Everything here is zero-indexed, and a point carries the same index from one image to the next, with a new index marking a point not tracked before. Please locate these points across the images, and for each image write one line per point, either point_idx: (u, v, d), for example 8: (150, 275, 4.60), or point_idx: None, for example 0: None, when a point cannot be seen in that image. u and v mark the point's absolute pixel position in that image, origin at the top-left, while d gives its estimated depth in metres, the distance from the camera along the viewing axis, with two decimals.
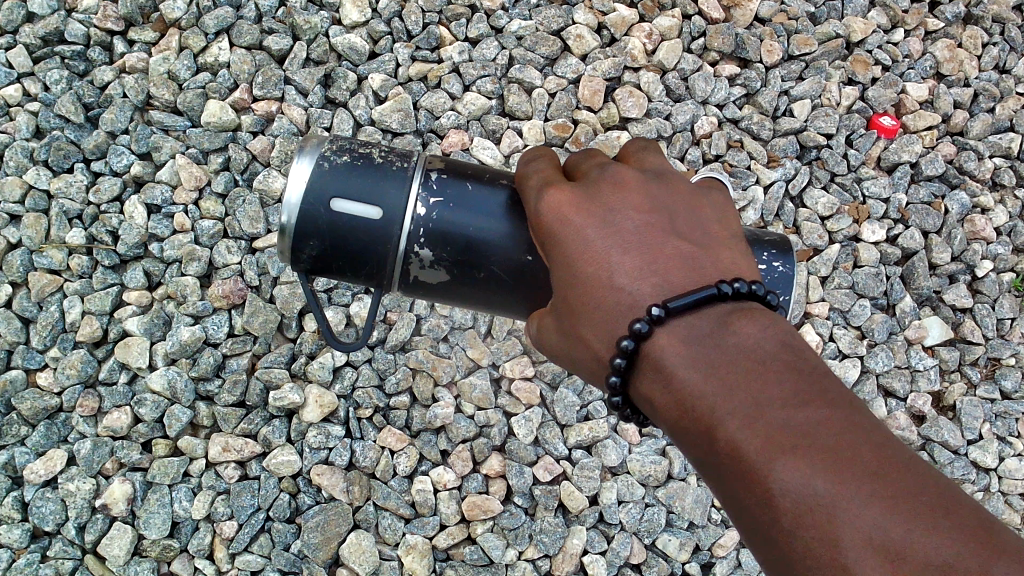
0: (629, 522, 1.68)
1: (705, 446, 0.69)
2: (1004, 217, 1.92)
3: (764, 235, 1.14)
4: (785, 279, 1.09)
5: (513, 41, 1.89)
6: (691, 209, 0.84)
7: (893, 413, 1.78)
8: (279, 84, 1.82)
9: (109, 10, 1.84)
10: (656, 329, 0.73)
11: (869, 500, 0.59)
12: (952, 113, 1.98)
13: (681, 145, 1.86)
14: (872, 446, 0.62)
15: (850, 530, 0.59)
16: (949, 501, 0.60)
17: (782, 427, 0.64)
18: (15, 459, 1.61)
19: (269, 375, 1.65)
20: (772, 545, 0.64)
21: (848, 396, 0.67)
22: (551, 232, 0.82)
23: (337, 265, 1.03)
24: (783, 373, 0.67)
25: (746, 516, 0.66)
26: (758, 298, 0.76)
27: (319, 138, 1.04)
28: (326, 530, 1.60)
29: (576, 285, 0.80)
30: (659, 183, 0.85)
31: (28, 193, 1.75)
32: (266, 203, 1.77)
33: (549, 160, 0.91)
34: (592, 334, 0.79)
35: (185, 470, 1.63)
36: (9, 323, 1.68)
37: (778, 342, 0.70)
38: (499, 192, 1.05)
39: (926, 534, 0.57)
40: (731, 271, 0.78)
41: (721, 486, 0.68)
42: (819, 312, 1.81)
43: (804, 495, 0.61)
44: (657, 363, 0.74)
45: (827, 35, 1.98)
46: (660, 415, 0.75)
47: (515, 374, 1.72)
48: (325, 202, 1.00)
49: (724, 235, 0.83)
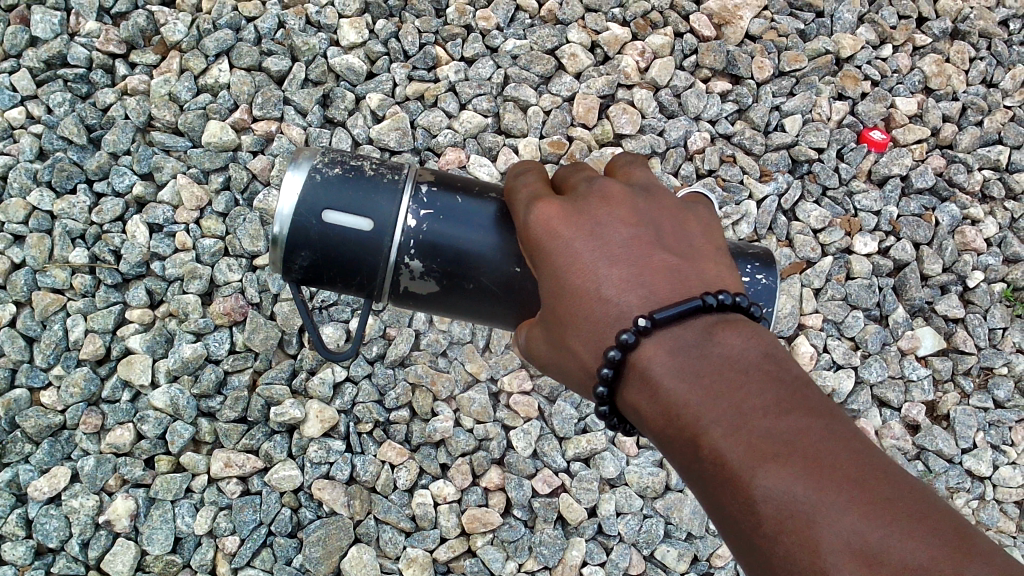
0: (627, 533, 1.69)
1: (690, 455, 0.71)
2: (994, 228, 1.95)
3: (748, 248, 1.16)
4: (769, 291, 1.11)
5: (509, 60, 1.93)
6: (677, 223, 0.87)
7: (887, 423, 1.81)
8: (278, 104, 1.85)
9: (111, 34, 1.89)
10: (642, 339, 0.76)
11: (847, 506, 0.61)
12: (941, 126, 2.01)
13: (675, 161, 1.89)
14: (850, 453, 0.64)
15: (830, 534, 0.61)
16: (925, 506, 0.62)
17: (764, 436, 0.66)
18: (19, 476, 1.63)
19: (270, 392, 1.68)
20: (755, 550, 0.66)
21: (828, 405, 0.69)
22: (541, 244, 0.85)
23: (328, 275, 1.06)
24: (765, 383, 0.70)
25: (730, 522, 0.68)
26: (742, 309, 0.78)
27: (311, 150, 1.07)
28: (327, 544, 1.62)
29: (564, 297, 0.82)
30: (645, 197, 0.88)
31: (32, 214, 1.77)
32: (266, 221, 1.79)
33: (537, 174, 0.94)
34: (581, 345, 0.82)
35: (187, 486, 1.65)
36: (13, 342, 1.70)
37: (761, 354, 0.72)
38: (489, 205, 1.07)
39: (902, 539, 0.60)
40: (715, 282, 0.80)
41: (706, 494, 0.70)
42: (813, 323, 1.83)
43: (785, 500, 0.63)
44: (643, 373, 0.76)
45: (816, 52, 2.02)
46: (646, 424, 0.77)
47: (513, 388, 1.74)
48: (317, 214, 1.02)
49: (708, 248, 0.86)
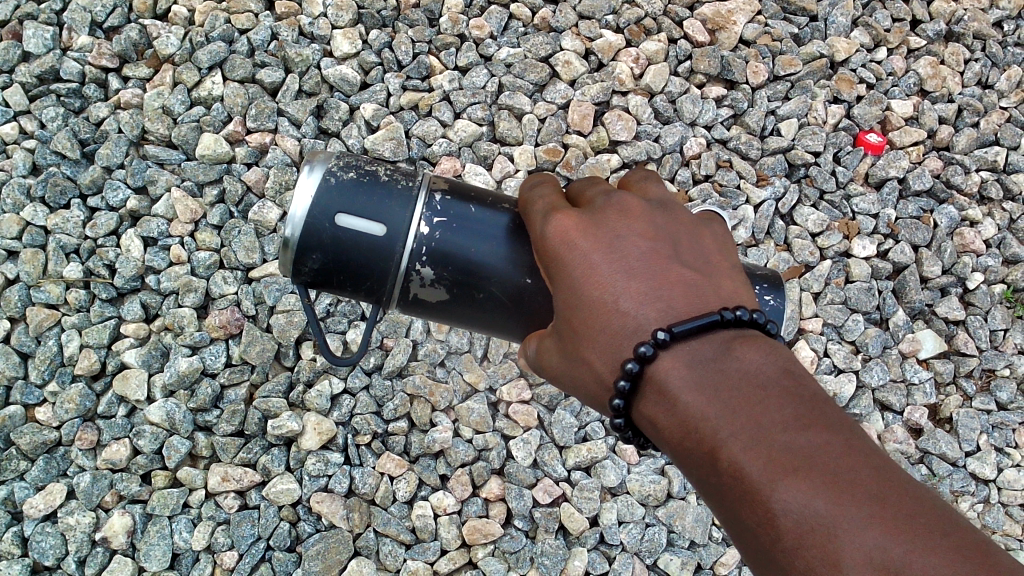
0: (629, 542, 1.68)
1: (709, 468, 0.70)
2: (993, 229, 1.94)
3: (756, 269, 1.16)
4: (777, 312, 1.11)
5: (503, 68, 1.92)
6: (693, 239, 0.86)
7: (890, 427, 1.79)
8: (273, 115, 1.85)
9: (103, 48, 1.87)
10: (660, 352, 0.75)
11: (869, 521, 0.61)
12: (937, 128, 2.00)
13: (671, 167, 1.88)
14: (871, 469, 0.64)
15: (851, 549, 0.60)
16: (948, 523, 0.61)
17: (784, 450, 0.65)
18: (15, 494, 1.61)
19: (268, 405, 1.66)
20: (775, 563, 0.65)
21: (848, 421, 0.68)
22: (558, 255, 0.84)
23: (339, 279, 1.05)
24: (785, 399, 0.69)
25: (748, 535, 0.67)
26: (758, 325, 0.77)
27: (325, 153, 1.06)
28: (327, 557, 1.60)
29: (580, 308, 0.81)
30: (662, 213, 0.87)
31: (25, 229, 1.76)
32: (261, 233, 1.78)
33: (553, 187, 0.94)
34: (597, 357, 0.80)
35: (184, 501, 1.63)
36: (7, 358, 1.69)
37: (780, 368, 0.72)
38: (502, 216, 1.07)
39: (927, 555, 0.59)
40: (732, 298, 0.80)
41: (725, 507, 0.69)
42: (813, 328, 1.82)
43: (806, 514, 0.63)
44: (660, 385, 0.75)
45: (811, 56, 2.01)
46: (663, 437, 0.76)
47: (512, 398, 1.73)
48: (330, 217, 1.01)
49: (723, 263, 0.86)
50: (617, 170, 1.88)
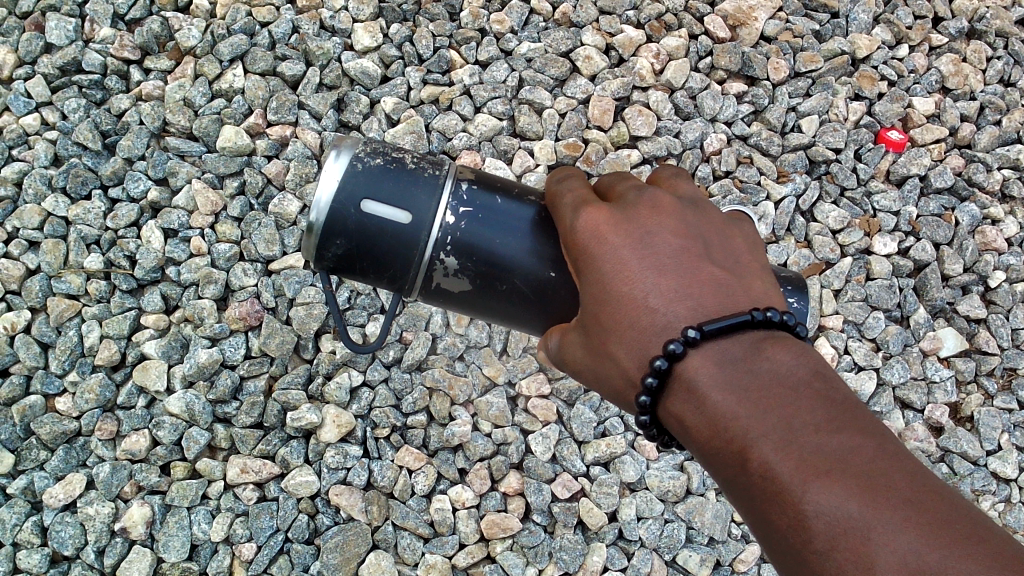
0: (648, 538, 1.68)
1: (737, 469, 0.70)
2: (1016, 227, 1.93)
3: (779, 271, 1.15)
4: (801, 314, 1.10)
5: (523, 63, 1.93)
6: (723, 239, 0.86)
7: (911, 425, 1.78)
8: (293, 108, 1.84)
9: (125, 40, 1.88)
10: (690, 350, 0.74)
11: (903, 525, 0.60)
12: (959, 126, 1.99)
13: (691, 162, 1.87)
14: (905, 474, 0.63)
15: (885, 552, 0.60)
16: (982, 529, 0.61)
17: (816, 452, 0.65)
18: (35, 483, 1.61)
19: (287, 397, 1.66)
20: (805, 565, 0.65)
21: (879, 424, 0.68)
22: (587, 249, 0.83)
23: (361, 265, 1.04)
24: (818, 401, 0.68)
25: (776, 537, 0.67)
26: (789, 328, 0.77)
27: (352, 139, 1.05)
28: (345, 550, 1.60)
29: (608, 303, 0.81)
30: (693, 210, 0.87)
31: (46, 220, 1.76)
32: (281, 225, 1.78)
33: (582, 181, 0.93)
34: (624, 353, 0.80)
35: (203, 493, 1.63)
36: (27, 348, 1.68)
37: (811, 371, 0.71)
38: (527, 208, 1.06)
39: (962, 560, 0.58)
40: (762, 299, 0.80)
41: (753, 508, 0.69)
42: (833, 325, 1.81)
43: (838, 517, 0.62)
44: (689, 384, 0.74)
45: (833, 52, 2.01)
46: (690, 436, 0.76)
47: (532, 392, 1.72)
48: (355, 203, 1.01)
49: (752, 265, 0.85)
50: (637, 165, 1.87)
